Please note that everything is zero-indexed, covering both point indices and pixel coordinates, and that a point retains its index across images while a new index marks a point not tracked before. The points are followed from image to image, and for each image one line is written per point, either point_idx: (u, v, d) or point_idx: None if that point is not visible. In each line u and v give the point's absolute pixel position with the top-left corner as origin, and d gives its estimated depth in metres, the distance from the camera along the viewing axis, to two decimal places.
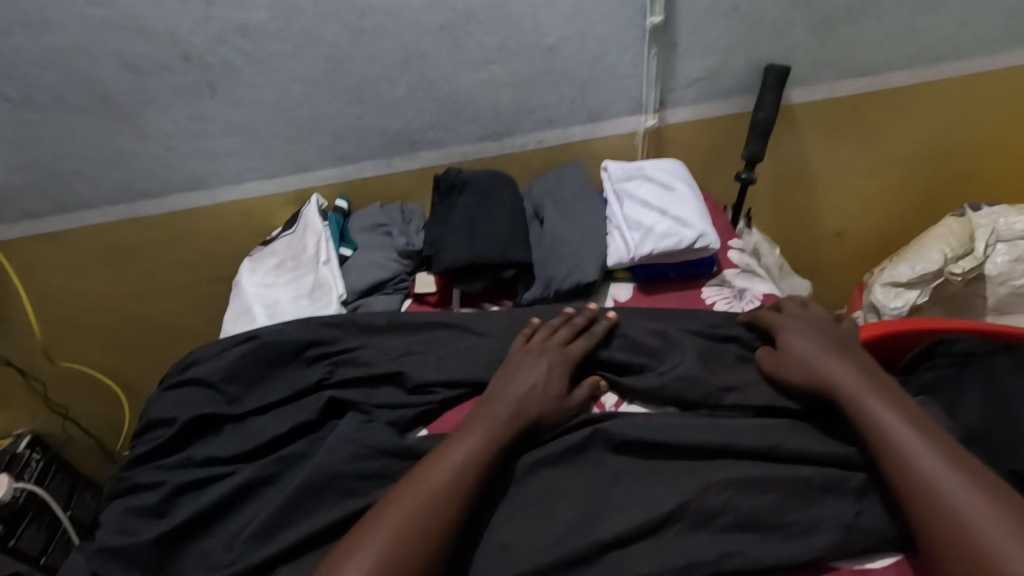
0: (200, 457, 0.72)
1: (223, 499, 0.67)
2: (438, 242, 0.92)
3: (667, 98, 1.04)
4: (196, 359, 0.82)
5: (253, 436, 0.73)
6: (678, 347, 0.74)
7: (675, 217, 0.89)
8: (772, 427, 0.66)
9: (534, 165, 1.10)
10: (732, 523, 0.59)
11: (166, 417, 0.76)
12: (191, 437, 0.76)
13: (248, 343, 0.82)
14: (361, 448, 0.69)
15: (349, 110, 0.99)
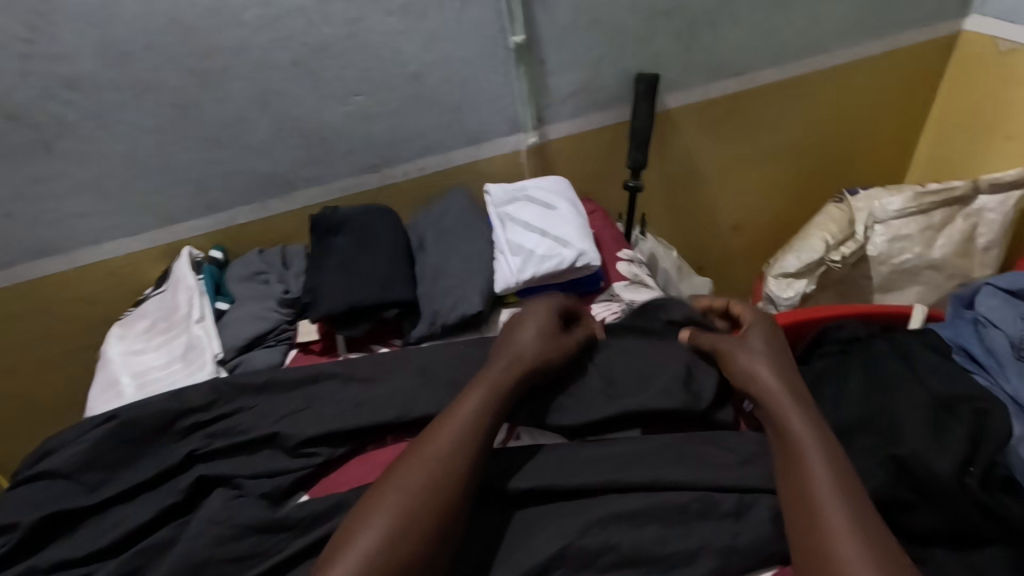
0: (48, 563, 0.65)
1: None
2: (317, 287, 0.88)
3: (545, 114, 1.04)
4: (51, 446, 0.74)
5: (113, 529, 0.67)
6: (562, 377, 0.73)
7: (556, 237, 0.89)
8: (654, 453, 0.65)
9: (420, 194, 1.06)
10: (614, 561, 0.57)
11: (7, 523, 0.67)
12: (41, 539, 0.68)
13: (107, 424, 0.73)
14: (227, 530, 0.63)
15: (210, 156, 0.93)
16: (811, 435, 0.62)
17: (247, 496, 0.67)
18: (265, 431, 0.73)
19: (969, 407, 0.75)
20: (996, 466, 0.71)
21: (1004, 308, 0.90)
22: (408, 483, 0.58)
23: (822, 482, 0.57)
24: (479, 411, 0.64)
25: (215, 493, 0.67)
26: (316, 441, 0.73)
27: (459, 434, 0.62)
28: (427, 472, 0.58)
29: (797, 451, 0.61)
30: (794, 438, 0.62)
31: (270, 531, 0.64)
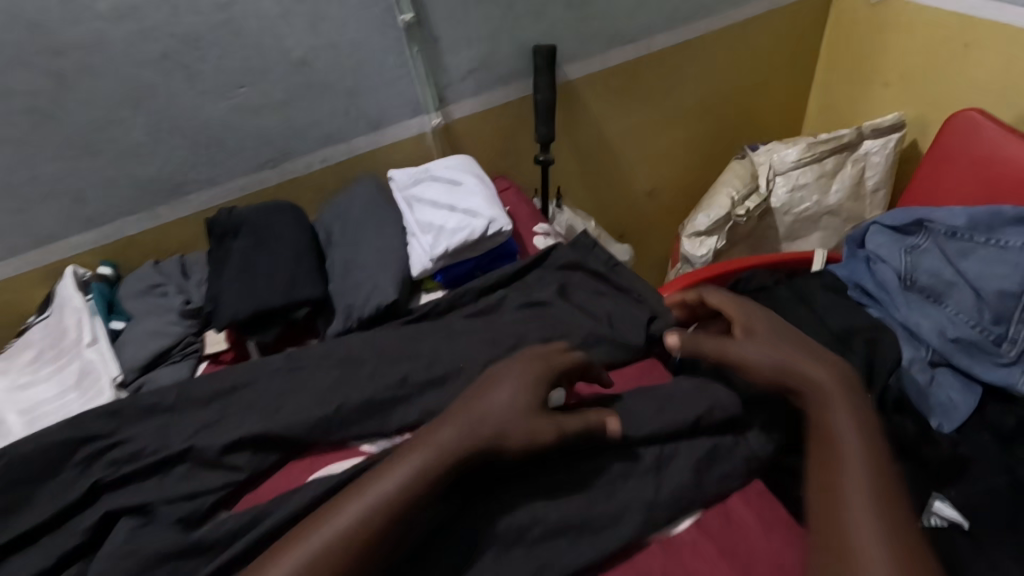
0: None
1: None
2: (219, 295, 0.83)
3: (446, 93, 1.02)
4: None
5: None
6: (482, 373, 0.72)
7: (464, 211, 0.87)
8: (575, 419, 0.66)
9: (326, 186, 1.02)
10: (543, 533, 0.57)
11: None
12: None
13: None
14: (138, 561, 0.58)
15: (81, 165, 0.85)
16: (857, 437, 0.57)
17: (152, 521, 0.63)
18: (171, 450, 0.68)
19: (862, 338, 0.82)
20: (891, 389, 0.77)
21: (890, 243, 0.96)
22: (372, 488, 0.53)
23: (861, 477, 0.54)
24: (454, 446, 0.55)
25: (120, 523, 0.62)
26: (236, 455, 0.67)
27: (436, 458, 0.54)
28: (383, 494, 0.52)
29: (834, 427, 0.58)
30: (840, 425, 0.58)
31: (186, 556, 0.60)
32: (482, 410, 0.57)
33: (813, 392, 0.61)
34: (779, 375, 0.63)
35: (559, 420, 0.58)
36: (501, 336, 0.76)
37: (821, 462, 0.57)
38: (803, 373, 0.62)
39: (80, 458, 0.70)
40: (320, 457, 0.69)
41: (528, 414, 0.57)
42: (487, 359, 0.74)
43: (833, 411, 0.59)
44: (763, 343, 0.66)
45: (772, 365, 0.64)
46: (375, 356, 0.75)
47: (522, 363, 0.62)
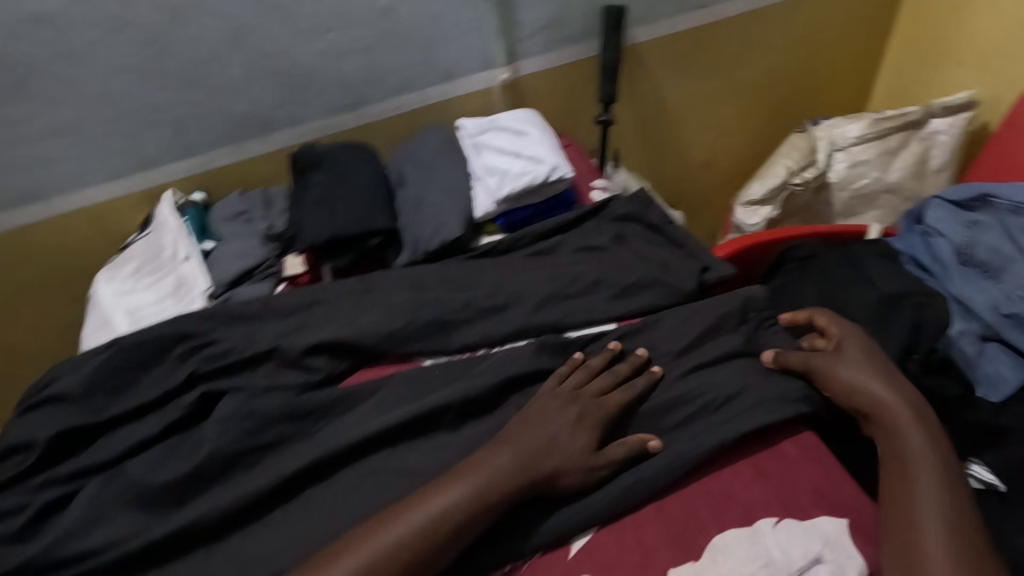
0: (64, 473, 0.68)
1: (94, 513, 0.64)
2: (300, 221, 0.90)
3: (517, 49, 1.06)
4: (54, 374, 0.76)
5: (123, 440, 0.70)
6: (538, 305, 0.78)
7: (529, 157, 0.91)
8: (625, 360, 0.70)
9: (398, 133, 1.09)
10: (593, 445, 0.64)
11: (22, 442, 0.70)
12: (58, 455, 0.71)
13: (108, 350, 0.77)
14: (250, 422, 0.69)
15: (186, 97, 0.94)
16: (942, 507, 0.56)
17: (257, 394, 0.72)
18: (260, 350, 0.76)
19: (911, 303, 0.83)
20: (936, 351, 0.79)
21: (950, 217, 0.94)
22: (412, 519, 0.56)
23: (939, 550, 0.53)
24: (489, 488, 0.57)
25: (227, 399, 0.71)
26: (316, 358, 0.75)
27: (463, 502, 0.56)
28: (422, 523, 0.55)
29: (917, 496, 0.57)
30: (924, 490, 0.57)
31: (289, 420, 0.70)
32: (527, 443, 0.61)
33: (889, 418, 0.63)
34: (852, 398, 0.65)
35: (588, 455, 0.61)
36: (559, 272, 0.81)
37: (899, 516, 0.56)
38: (888, 404, 0.64)
39: (179, 352, 0.79)
40: (389, 368, 0.76)
41: (563, 443, 0.61)
42: (545, 292, 0.79)
43: (915, 475, 0.58)
44: (856, 368, 0.67)
45: (863, 389, 0.65)
46: (442, 285, 0.82)
47: (573, 383, 0.67)
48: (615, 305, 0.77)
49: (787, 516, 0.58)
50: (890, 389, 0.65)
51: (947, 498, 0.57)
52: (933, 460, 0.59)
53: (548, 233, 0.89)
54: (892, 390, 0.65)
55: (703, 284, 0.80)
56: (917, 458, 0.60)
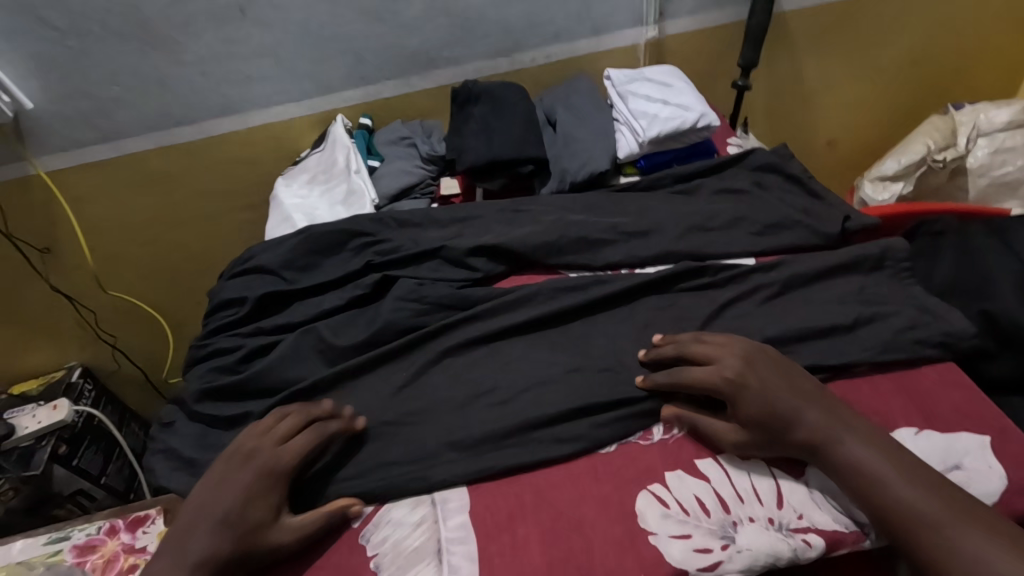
0: (271, 326, 0.80)
1: (291, 355, 0.75)
2: (459, 147, 1.00)
3: (667, 9, 1.12)
4: (253, 252, 0.89)
5: (316, 306, 0.82)
6: (683, 234, 0.83)
7: (677, 104, 0.96)
8: (767, 287, 0.75)
9: (544, 81, 1.17)
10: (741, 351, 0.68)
11: (237, 298, 0.83)
12: (259, 313, 0.83)
13: (300, 235, 0.88)
14: (421, 306, 0.78)
15: (370, 30, 1.06)
16: (867, 461, 0.57)
17: (427, 284, 0.81)
18: (428, 249, 0.85)
19: None
20: None
21: None
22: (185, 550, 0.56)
23: (902, 499, 0.54)
24: (193, 514, 0.58)
25: (402, 282, 0.81)
26: (476, 259, 0.84)
27: (187, 516, 0.58)
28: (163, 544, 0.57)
29: (842, 459, 0.57)
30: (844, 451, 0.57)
31: (450, 309, 0.78)
32: (246, 506, 0.57)
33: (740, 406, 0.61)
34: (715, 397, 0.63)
35: (283, 521, 0.58)
36: (701, 209, 0.86)
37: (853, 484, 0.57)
38: (805, 407, 0.60)
39: (354, 246, 0.89)
40: (538, 275, 0.84)
41: (256, 502, 0.58)
42: (684, 224, 0.85)
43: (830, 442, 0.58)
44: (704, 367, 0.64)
45: (744, 397, 0.61)
46: (588, 211, 0.89)
47: (263, 425, 0.64)
48: (755, 241, 0.82)
49: (925, 428, 0.63)
50: (785, 392, 0.61)
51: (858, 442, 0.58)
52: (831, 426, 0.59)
53: (691, 176, 0.94)
54: (781, 393, 0.61)
55: (847, 230, 0.83)
56: (845, 454, 0.57)
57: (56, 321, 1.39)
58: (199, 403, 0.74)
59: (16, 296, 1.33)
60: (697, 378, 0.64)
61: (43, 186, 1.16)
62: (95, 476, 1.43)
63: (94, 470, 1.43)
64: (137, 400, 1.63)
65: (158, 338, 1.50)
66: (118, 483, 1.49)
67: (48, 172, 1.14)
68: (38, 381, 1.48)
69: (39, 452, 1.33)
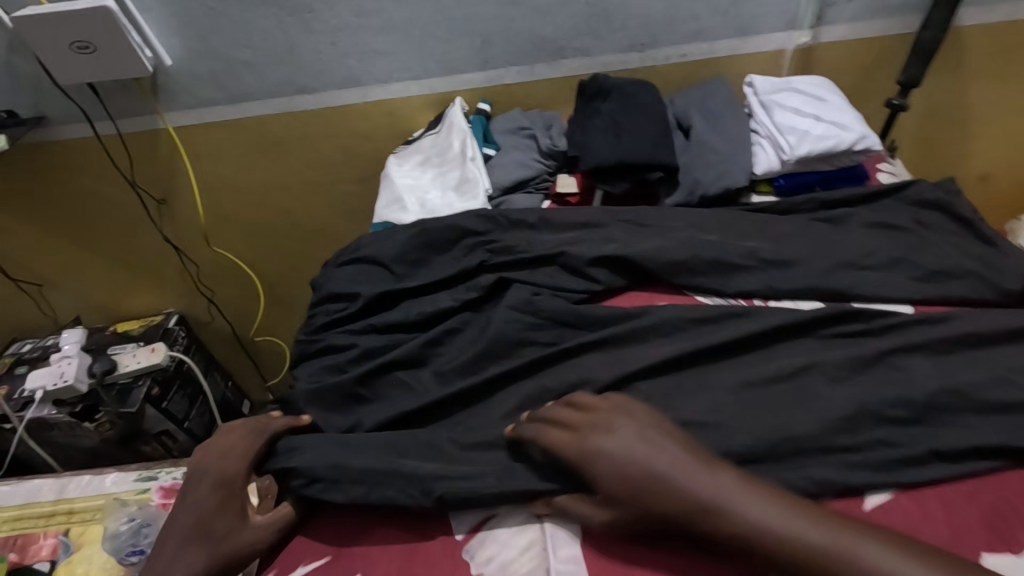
0: (382, 325, 0.76)
1: (409, 354, 0.72)
2: (583, 144, 0.94)
3: (826, 13, 1.02)
4: (361, 242, 0.86)
5: (430, 306, 0.78)
6: (829, 269, 0.76)
7: (832, 122, 0.87)
8: (931, 344, 0.66)
9: (676, 81, 1.09)
10: (903, 417, 0.60)
11: (348, 293, 0.80)
12: (370, 310, 0.79)
13: (413, 228, 0.85)
14: (535, 320, 0.73)
15: (503, 12, 1.01)
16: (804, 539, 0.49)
17: (544, 294, 0.76)
18: (547, 254, 0.81)
19: None
20: None
21: None
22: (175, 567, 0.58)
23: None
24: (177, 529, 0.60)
25: (517, 287, 0.77)
26: (597, 270, 0.79)
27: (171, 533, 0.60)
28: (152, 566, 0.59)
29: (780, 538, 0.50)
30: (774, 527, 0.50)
31: (566, 326, 0.73)
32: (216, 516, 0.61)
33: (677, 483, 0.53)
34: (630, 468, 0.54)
35: (252, 519, 0.62)
36: (850, 244, 0.78)
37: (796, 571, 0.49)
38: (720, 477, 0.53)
39: (466, 244, 0.85)
40: (659, 294, 0.78)
41: (224, 511, 0.61)
42: (829, 259, 0.77)
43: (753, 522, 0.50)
44: (613, 429, 0.57)
45: (631, 464, 0.54)
46: (721, 231, 0.82)
47: (217, 439, 0.65)
48: (912, 288, 0.73)
49: None
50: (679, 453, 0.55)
51: (791, 518, 0.50)
52: (745, 504, 0.51)
53: (837, 204, 0.86)
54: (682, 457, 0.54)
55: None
56: (769, 531, 0.50)
57: (162, 268, 1.46)
58: (309, 404, 0.69)
59: (130, 240, 1.40)
60: (597, 439, 0.57)
61: (168, 141, 1.20)
62: (179, 420, 1.49)
63: (179, 413, 1.49)
64: (224, 351, 1.70)
65: (251, 297, 1.54)
66: (198, 429, 1.56)
67: (175, 128, 1.18)
68: (139, 322, 1.56)
69: (135, 392, 1.40)
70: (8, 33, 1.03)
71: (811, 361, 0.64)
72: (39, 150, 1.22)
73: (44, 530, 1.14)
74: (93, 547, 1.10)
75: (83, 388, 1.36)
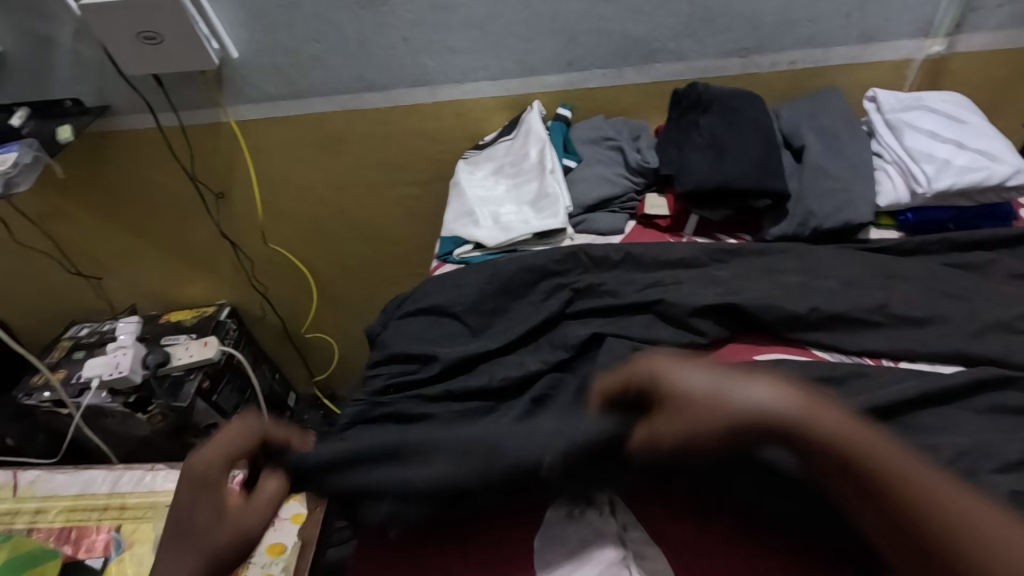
0: (460, 390, 0.67)
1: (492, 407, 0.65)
2: (680, 162, 0.85)
3: (966, 20, 0.89)
4: (425, 290, 0.79)
5: (514, 368, 0.69)
6: (977, 330, 0.65)
7: (977, 151, 0.76)
8: None
9: (780, 91, 0.98)
10: None
11: (417, 352, 0.71)
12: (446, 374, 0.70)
13: (486, 274, 0.78)
14: None
15: (594, 10, 0.92)
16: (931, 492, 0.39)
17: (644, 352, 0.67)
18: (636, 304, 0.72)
19: None
20: None
21: None
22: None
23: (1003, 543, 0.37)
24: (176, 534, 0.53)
25: (613, 342, 0.68)
26: (701, 319, 0.69)
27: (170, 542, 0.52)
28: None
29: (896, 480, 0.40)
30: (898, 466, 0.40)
31: None
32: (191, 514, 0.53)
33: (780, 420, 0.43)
34: (727, 399, 0.44)
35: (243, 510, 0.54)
36: (1001, 299, 0.67)
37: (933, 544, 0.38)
38: (770, 403, 0.43)
39: (544, 288, 0.77)
40: (771, 344, 0.69)
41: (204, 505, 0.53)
42: (977, 315, 0.66)
43: (871, 460, 0.40)
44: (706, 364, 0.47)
45: (723, 391, 0.44)
46: (842, 273, 0.72)
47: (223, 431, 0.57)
48: None
49: None
50: (722, 371, 0.46)
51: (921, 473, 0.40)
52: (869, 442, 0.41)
53: (979, 247, 0.74)
54: (728, 374, 0.45)
55: None
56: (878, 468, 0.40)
57: (217, 260, 1.44)
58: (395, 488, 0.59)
59: (188, 232, 1.38)
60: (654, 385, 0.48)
61: (229, 134, 1.16)
62: (227, 414, 1.47)
63: (227, 407, 1.47)
64: (273, 344, 1.68)
65: (304, 292, 1.50)
66: None
67: (237, 121, 1.13)
68: (192, 312, 1.54)
69: (187, 385, 1.38)
70: (75, 19, 1.00)
71: (969, 449, 0.54)
72: (101, 139, 1.19)
73: (96, 524, 1.10)
74: (144, 546, 1.06)
75: (137, 378, 1.33)
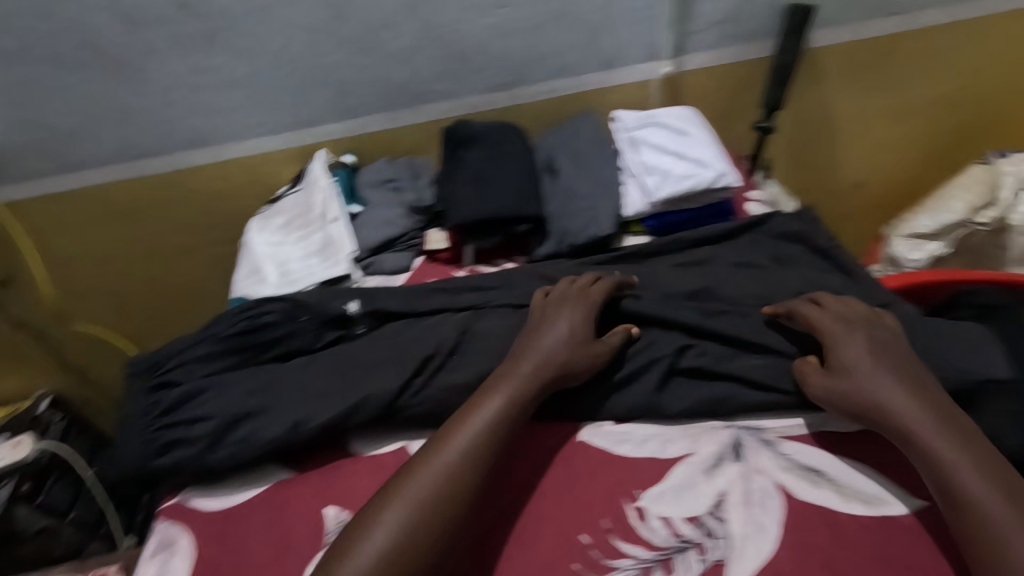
0: (251, 431, 0.65)
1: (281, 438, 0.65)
2: (449, 197, 0.89)
3: (686, 42, 1.01)
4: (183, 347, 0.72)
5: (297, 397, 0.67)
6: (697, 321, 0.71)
7: (693, 159, 0.87)
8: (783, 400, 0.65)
9: (548, 117, 1.06)
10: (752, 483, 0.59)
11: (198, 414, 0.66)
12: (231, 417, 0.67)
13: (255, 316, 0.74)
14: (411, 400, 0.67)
15: (354, 60, 0.95)
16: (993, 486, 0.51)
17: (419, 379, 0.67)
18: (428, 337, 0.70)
19: None
20: None
21: None
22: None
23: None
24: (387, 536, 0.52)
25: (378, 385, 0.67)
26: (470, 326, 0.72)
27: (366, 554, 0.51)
28: None
29: (966, 484, 0.51)
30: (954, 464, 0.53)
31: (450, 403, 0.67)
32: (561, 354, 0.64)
33: (905, 429, 0.56)
34: (869, 392, 0.58)
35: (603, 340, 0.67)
36: (716, 286, 0.77)
37: (971, 527, 0.50)
38: (890, 403, 0.57)
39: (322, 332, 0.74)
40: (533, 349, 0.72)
41: (589, 359, 0.65)
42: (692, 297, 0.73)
43: (936, 446, 0.54)
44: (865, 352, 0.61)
45: (876, 400, 0.58)
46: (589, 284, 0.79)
47: (572, 289, 0.71)
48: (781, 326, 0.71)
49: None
50: (874, 365, 0.60)
51: (982, 474, 0.52)
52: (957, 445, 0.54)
53: (705, 243, 0.85)
54: (881, 377, 0.59)
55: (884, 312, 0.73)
56: (965, 486, 0.51)
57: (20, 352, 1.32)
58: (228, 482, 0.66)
59: None
60: (828, 329, 0.64)
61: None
62: (62, 512, 1.32)
63: (60, 504, 1.32)
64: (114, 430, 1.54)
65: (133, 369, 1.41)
66: (94, 516, 1.38)
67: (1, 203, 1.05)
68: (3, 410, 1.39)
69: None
70: None
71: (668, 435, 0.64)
72: None
73: None
74: None
75: None
